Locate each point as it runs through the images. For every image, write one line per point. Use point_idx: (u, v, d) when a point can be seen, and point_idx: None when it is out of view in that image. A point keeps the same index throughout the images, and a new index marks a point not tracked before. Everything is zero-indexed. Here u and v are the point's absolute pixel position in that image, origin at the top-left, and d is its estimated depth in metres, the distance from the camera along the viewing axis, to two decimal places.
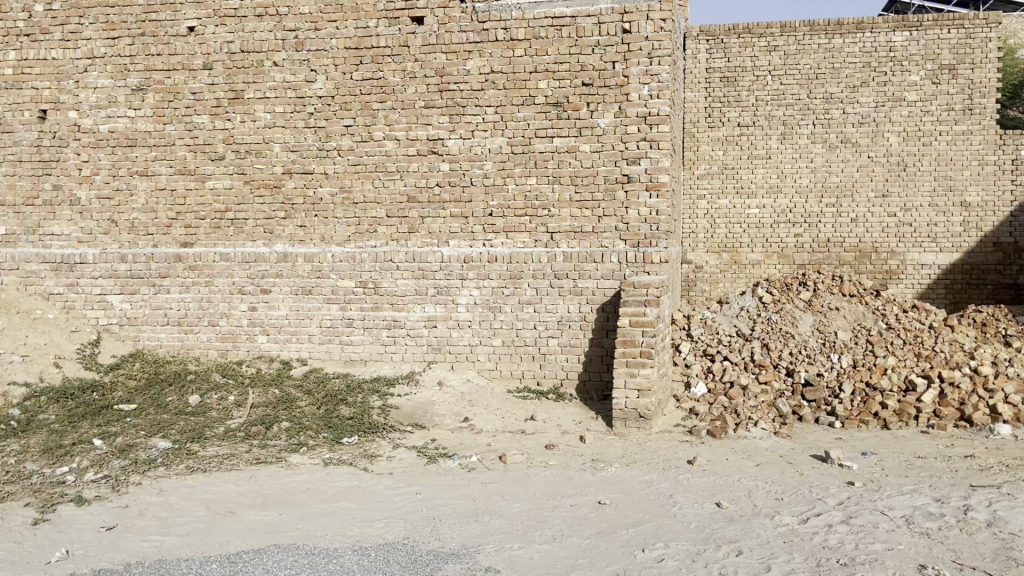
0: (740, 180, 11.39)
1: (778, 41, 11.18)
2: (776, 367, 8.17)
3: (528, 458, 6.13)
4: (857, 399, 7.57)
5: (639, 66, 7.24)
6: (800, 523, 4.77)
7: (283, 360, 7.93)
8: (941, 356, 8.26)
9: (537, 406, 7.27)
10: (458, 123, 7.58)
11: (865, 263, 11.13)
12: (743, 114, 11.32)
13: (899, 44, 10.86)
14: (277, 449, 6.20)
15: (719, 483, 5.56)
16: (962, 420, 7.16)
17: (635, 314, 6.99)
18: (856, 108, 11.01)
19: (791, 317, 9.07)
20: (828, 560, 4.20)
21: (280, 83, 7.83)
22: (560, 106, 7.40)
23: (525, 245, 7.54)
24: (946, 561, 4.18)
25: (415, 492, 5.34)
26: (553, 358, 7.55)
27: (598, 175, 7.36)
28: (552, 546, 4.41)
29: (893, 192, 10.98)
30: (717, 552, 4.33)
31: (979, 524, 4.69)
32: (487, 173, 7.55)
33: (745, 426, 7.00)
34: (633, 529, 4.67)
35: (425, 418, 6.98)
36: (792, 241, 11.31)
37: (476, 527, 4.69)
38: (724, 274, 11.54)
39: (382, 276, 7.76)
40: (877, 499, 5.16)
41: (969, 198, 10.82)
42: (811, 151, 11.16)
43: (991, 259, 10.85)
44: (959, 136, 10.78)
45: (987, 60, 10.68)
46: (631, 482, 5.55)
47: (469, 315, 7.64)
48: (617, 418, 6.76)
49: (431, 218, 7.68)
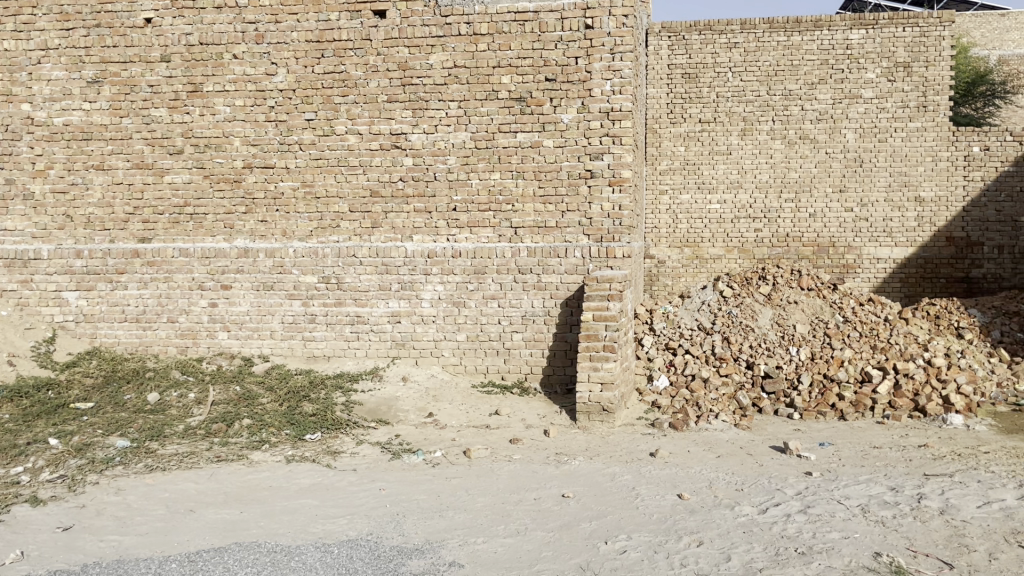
0: (701, 175, 11.52)
1: (738, 38, 11.30)
2: (736, 360, 8.28)
3: (493, 453, 6.15)
4: (815, 391, 7.70)
5: (602, 62, 7.26)
6: (760, 513, 4.86)
7: (245, 356, 7.85)
8: (896, 348, 8.46)
9: (502, 400, 7.30)
10: (421, 117, 7.56)
11: (823, 258, 11.32)
12: (705, 111, 11.44)
13: (856, 41, 11.02)
14: (238, 447, 6.14)
15: (680, 475, 5.64)
16: (916, 410, 7.35)
17: (598, 309, 6.99)
18: (814, 105, 11.18)
19: (751, 310, 9.19)
20: (786, 549, 4.29)
21: (239, 76, 7.72)
22: (523, 101, 7.41)
23: (489, 240, 7.55)
24: (900, 548, 4.28)
25: (379, 488, 5.32)
26: (517, 353, 7.58)
27: (561, 170, 7.39)
28: (516, 540, 4.43)
29: (850, 188, 11.19)
30: (678, 543, 4.39)
31: (932, 512, 4.82)
32: (451, 168, 7.55)
33: (706, 419, 7.09)
34: (596, 521, 4.71)
35: (389, 414, 6.96)
36: (752, 236, 11.47)
37: (440, 522, 4.70)
38: (686, 268, 11.67)
39: (345, 271, 7.70)
40: (834, 489, 5.27)
41: (923, 194, 11.05)
42: (770, 147, 11.32)
43: (944, 253, 11.11)
44: (913, 132, 11.00)
45: (941, 59, 10.88)
46: (595, 476, 5.60)
47: (433, 311, 7.64)
48: (580, 412, 6.83)
49: (395, 213, 7.66)
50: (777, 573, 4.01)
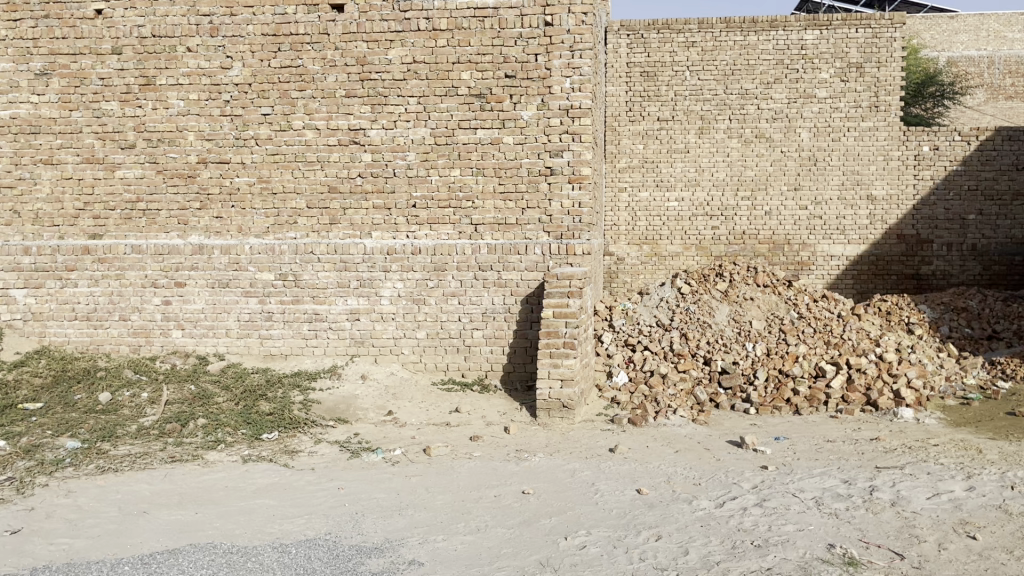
0: (659, 173, 11.61)
1: (696, 37, 11.40)
2: (694, 356, 8.36)
3: (453, 450, 6.12)
4: (770, 385, 7.82)
5: (561, 59, 7.26)
6: (717, 507, 4.91)
7: (199, 355, 7.71)
8: (849, 344, 8.63)
9: (462, 398, 7.27)
10: (380, 113, 7.48)
11: (779, 255, 11.49)
12: (663, 109, 11.52)
13: (810, 42, 11.19)
14: (193, 447, 6.02)
15: (639, 470, 5.67)
16: (868, 404, 7.50)
17: (559, 306, 7.06)
18: (769, 104, 11.32)
19: (708, 307, 9.28)
20: (742, 542, 4.34)
21: (193, 69, 7.57)
22: (483, 98, 7.38)
23: (449, 237, 7.51)
24: (853, 540, 4.36)
25: (338, 487, 5.26)
26: (477, 351, 7.58)
27: (521, 167, 7.38)
28: (476, 537, 4.41)
29: (804, 186, 11.36)
30: (637, 537, 4.41)
31: (884, 504, 4.92)
32: (410, 164, 7.50)
33: (664, 414, 7.15)
34: (556, 518, 4.72)
35: (348, 412, 6.89)
36: (709, 233, 11.60)
37: (400, 520, 4.66)
38: (645, 265, 11.76)
39: (302, 268, 7.60)
40: (789, 482, 5.36)
41: (875, 192, 11.27)
42: (727, 146, 11.45)
43: (895, 250, 11.35)
44: (866, 132, 11.20)
45: (892, 59, 11.09)
46: (555, 472, 5.61)
47: (393, 308, 7.58)
48: (541, 409, 6.84)
49: (353, 209, 7.57)
50: (734, 565, 4.05)
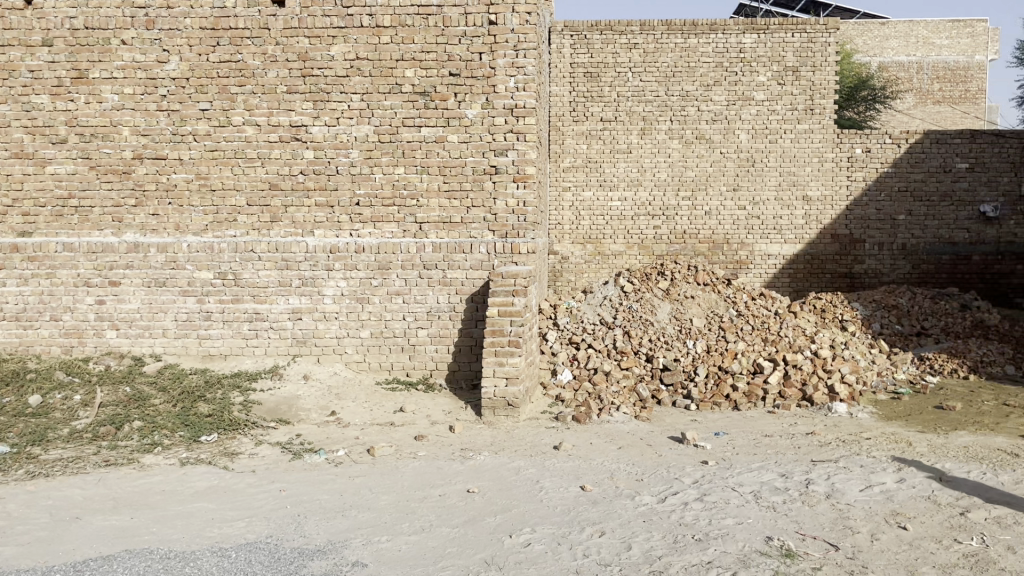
0: (602, 173, 11.72)
1: (638, 39, 11.53)
2: (637, 353, 8.47)
3: (397, 450, 6.09)
4: (710, 382, 7.96)
5: (505, 58, 7.28)
6: (658, 502, 4.99)
7: (135, 356, 7.52)
8: (786, 340, 8.85)
9: (406, 397, 7.24)
10: (322, 109, 7.39)
11: (718, 254, 11.73)
12: (606, 110, 11.63)
13: (748, 46, 11.42)
14: (128, 450, 5.87)
15: (583, 467, 5.73)
16: (804, 399, 7.71)
17: (504, 305, 7.09)
18: (709, 106, 11.53)
19: (650, 305, 9.41)
20: (683, 537, 4.42)
21: (128, 63, 7.37)
22: (427, 95, 7.36)
23: (392, 235, 7.47)
24: (790, 532, 4.48)
25: (279, 489, 5.19)
26: (422, 350, 7.55)
27: (466, 166, 7.38)
28: (420, 537, 4.40)
29: (743, 187, 11.61)
30: (581, 534, 4.45)
31: (819, 497, 5.06)
32: (353, 162, 7.42)
33: (608, 411, 7.23)
34: (501, 515, 4.73)
35: (289, 413, 6.79)
36: (651, 232, 11.77)
37: (343, 522, 4.62)
38: (589, 264, 11.87)
39: (242, 267, 7.47)
40: (728, 476, 5.47)
41: (810, 193, 11.58)
42: (668, 147, 11.63)
43: (829, 250, 11.67)
44: (802, 134, 11.48)
45: (827, 64, 11.38)
46: (499, 470, 5.63)
47: (335, 307, 7.50)
48: (486, 407, 6.85)
49: (295, 207, 7.47)
50: (675, 559, 4.12)
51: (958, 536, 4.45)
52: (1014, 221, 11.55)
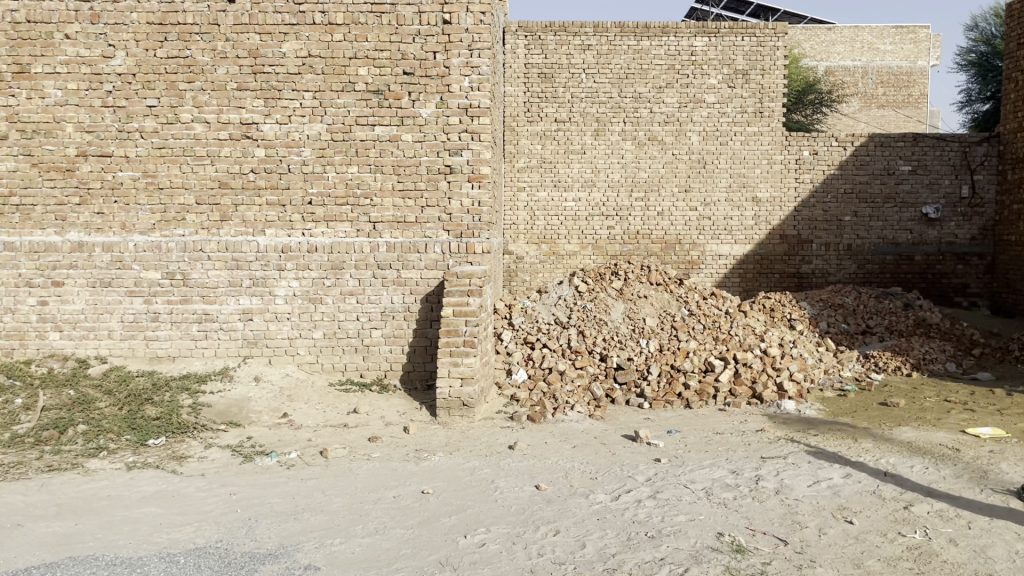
0: (557, 173, 11.77)
1: (591, 41, 11.60)
2: (591, 352, 8.53)
3: (351, 452, 6.04)
4: (662, 380, 8.05)
5: (460, 57, 7.27)
6: (612, 500, 5.03)
7: (79, 358, 7.33)
8: (736, 339, 8.99)
9: (360, 398, 7.18)
10: (274, 107, 7.29)
11: (671, 254, 11.87)
12: (560, 110, 11.68)
13: (699, 49, 11.56)
14: (72, 455, 5.72)
15: (537, 466, 5.75)
16: (754, 397, 7.85)
17: (459, 304, 7.08)
18: (661, 108, 11.65)
19: (604, 304, 9.48)
20: (637, 534, 4.46)
21: (72, 58, 7.19)
22: (380, 94, 7.30)
23: (346, 235, 7.40)
24: (740, 528, 4.55)
25: (229, 493, 5.11)
26: (376, 350, 7.50)
27: (420, 165, 7.34)
28: (374, 539, 4.37)
29: (694, 188, 11.77)
30: (535, 533, 4.47)
31: (768, 492, 5.16)
32: (306, 160, 7.34)
33: (562, 410, 7.27)
34: (456, 516, 4.72)
35: (240, 416, 6.67)
36: (605, 233, 11.86)
37: (295, 525, 4.56)
38: (543, 264, 11.91)
39: (191, 267, 7.34)
40: (680, 474, 5.54)
41: (760, 194, 11.79)
42: (622, 148, 11.73)
43: (778, 250, 11.90)
44: (751, 136, 11.68)
45: (776, 67, 11.57)
46: (455, 470, 5.62)
47: (287, 307, 7.41)
48: (441, 408, 6.83)
49: (246, 206, 7.36)
50: (629, 557, 4.16)
51: (902, 529, 4.57)
52: (954, 223, 11.88)
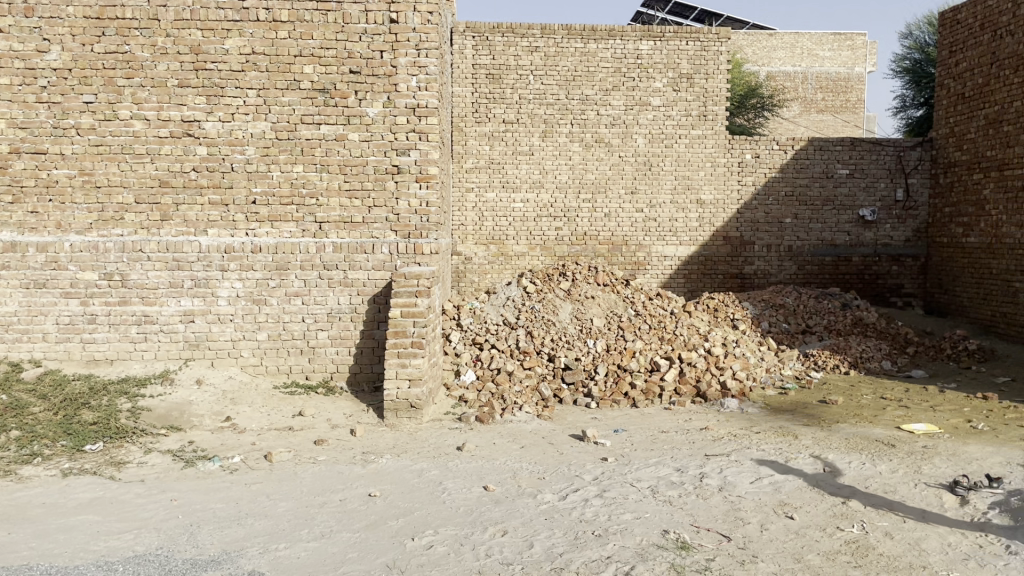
0: (505, 174, 11.78)
1: (539, 43, 11.64)
2: (539, 353, 8.56)
3: (296, 455, 5.95)
4: (609, 380, 8.13)
5: (407, 57, 7.23)
6: (560, 500, 5.05)
7: (12, 362, 7.09)
8: (681, 339, 9.13)
9: (306, 401, 7.08)
10: (216, 105, 7.15)
11: (617, 255, 11.99)
12: (508, 111, 11.69)
13: (645, 52, 11.69)
14: (5, 462, 5.52)
15: (485, 467, 5.74)
16: (698, 395, 7.98)
17: (407, 305, 7.04)
18: (607, 110, 11.76)
19: (552, 305, 9.52)
20: (584, 533, 4.49)
21: (5, 51, 6.95)
22: (326, 92, 7.22)
23: (291, 235, 7.30)
24: (685, 525, 4.62)
25: (170, 499, 4.99)
26: (323, 352, 7.42)
27: (367, 165, 7.28)
28: (320, 544, 4.31)
29: (641, 190, 11.91)
30: (483, 534, 4.47)
31: (712, 489, 5.24)
32: (249, 159, 7.21)
33: (510, 411, 7.28)
34: (403, 519, 4.69)
35: (181, 420, 6.52)
36: (553, 233, 11.91)
37: (238, 531, 4.48)
38: (492, 265, 11.92)
39: (130, 268, 7.16)
40: (627, 472, 5.59)
41: (704, 197, 11.99)
42: (569, 149, 11.80)
43: (722, 251, 12.11)
44: (696, 139, 11.86)
45: (719, 72, 11.77)
46: (402, 472, 5.58)
47: (230, 309, 7.28)
48: (388, 409, 6.78)
49: (187, 205, 7.20)
50: (576, 556, 4.18)
51: (840, 524, 4.68)
52: (890, 225, 12.23)
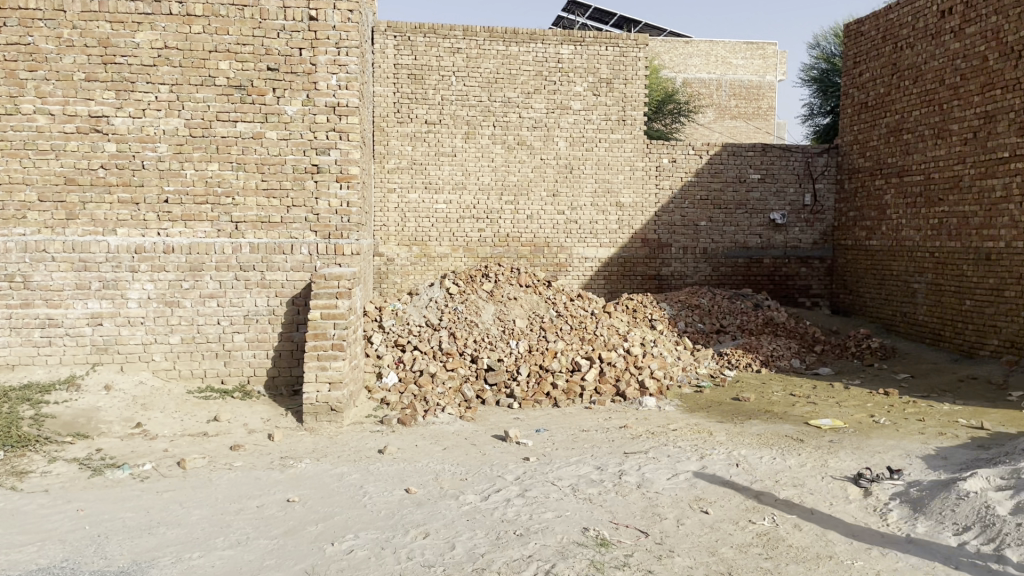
0: (427, 175, 11.74)
1: (461, 44, 11.63)
2: (462, 354, 8.57)
3: (211, 461, 5.81)
4: (531, 380, 8.20)
5: (327, 55, 7.14)
6: (482, 500, 5.08)
7: None
8: (601, 339, 9.28)
9: (222, 405, 6.92)
10: (126, 100, 6.93)
11: (539, 257, 12.13)
12: (430, 112, 11.65)
13: (566, 56, 11.84)
14: None
15: (407, 469, 5.73)
16: (618, 394, 8.13)
17: (327, 307, 6.95)
18: (529, 113, 11.86)
19: (475, 306, 9.55)
20: (505, 533, 4.53)
21: None
22: (243, 89, 7.06)
23: (205, 235, 7.13)
24: (604, 522, 4.71)
25: (77, 509, 4.81)
26: (239, 356, 7.26)
27: (286, 163, 7.16)
28: (236, 551, 4.23)
29: (562, 192, 12.06)
30: (404, 537, 4.46)
31: (631, 486, 5.36)
32: (162, 156, 7.01)
33: (432, 412, 7.27)
34: (323, 524, 4.64)
35: (88, 426, 6.28)
36: (475, 235, 11.95)
37: (149, 540, 4.35)
38: (415, 266, 11.85)
39: (33, 269, 6.86)
40: (548, 472, 5.67)
41: (623, 199, 12.23)
42: (491, 151, 11.85)
43: (640, 253, 12.37)
44: (615, 143, 12.09)
45: (638, 77, 12.01)
46: (322, 477, 5.51)
47: (141, 311, 7.06)
48: (308, 413, 6.68)
49: (95, 204, 6.95)
50: (498, 556, 4.22)
51: (752, 517, 4.86)
52: (799, 228, 12.71)
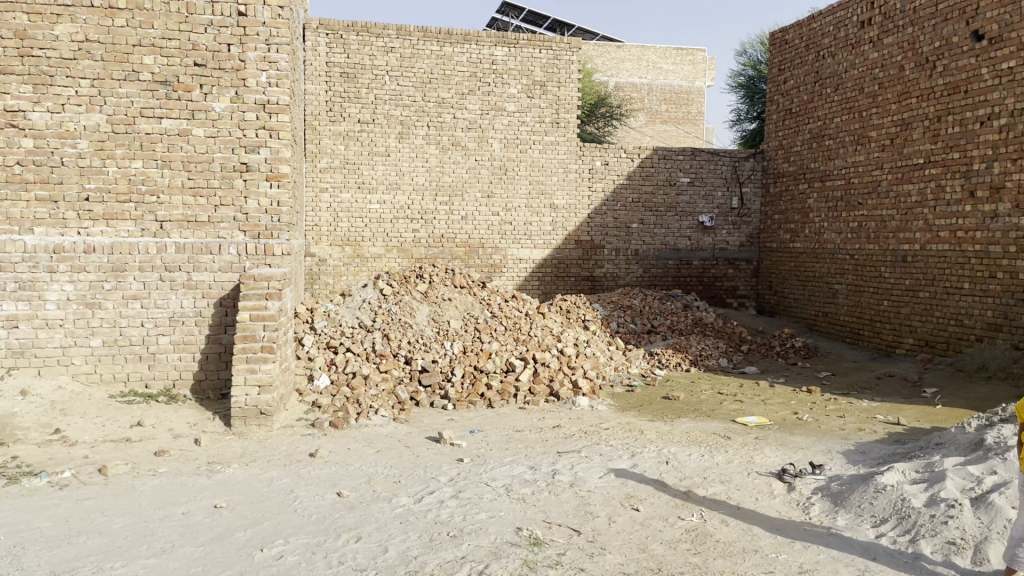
0: (361, 175, 11.62)
1: (394, 43, 11.54)
2: (395, 356, 8.52)
3: (134, 468, 5.64)
4: (465, 381, 8.19)
5: (257, 51, 7.00)
6: (415, 502, 5.07)
7: None
8: (535, 339, 9.35)
9: (146, 410, 6.72)
10: (44, 94, 6.68)
11: (474, 258, 12.15)
12: (363, 111, 11.53)
13: (500, 58, 11.88)
14: None
15: (339, 473, 5.67)
16: (551, 395, 8.19)
17: (256, 309, 6.82)
18: (463, 114, 11.85)
19: (409, 307, 9.51)
20: (438, 534, 4.53)
21: None
22: (168, 85, 6.88)
23: (129, 234, 6.92)
24: (537, 521, 4.75)
25: None
26: (164, 359, 7.06)
27: (214, 161, 7.01)
28: (161, 560, 4.13)
29: (496, 193, 12.11)
30: (336, 541, 4.41)
31: (563, 486, 5.42)
32: (82, 153, 6.78)
33: (365, 415, 7.20)
34: (252, 529, 4.56)
35: (3, 433, 6.02)
36: (410, 236, 11.90)
37: (69, 550, 4.21)
38: (347, 267, 11.69)
39: None
40: (481, 472, 5.69)
41: (556, 201, 12.35)
42: (425, 151, 11.81)
43: (573, 254, 12.51)
44: (549, 146, 12.19)
45: (571, 80, 12.14)
46: (251, 482, 5.41)
47: (60, 313, 6.80)
48: (237, 417, 6.55)
49: (10, 201, 6.69)
50: (431, 558, 4.21)
51: (681, 513, 4.97)
52: (726, 230, 13.03)
